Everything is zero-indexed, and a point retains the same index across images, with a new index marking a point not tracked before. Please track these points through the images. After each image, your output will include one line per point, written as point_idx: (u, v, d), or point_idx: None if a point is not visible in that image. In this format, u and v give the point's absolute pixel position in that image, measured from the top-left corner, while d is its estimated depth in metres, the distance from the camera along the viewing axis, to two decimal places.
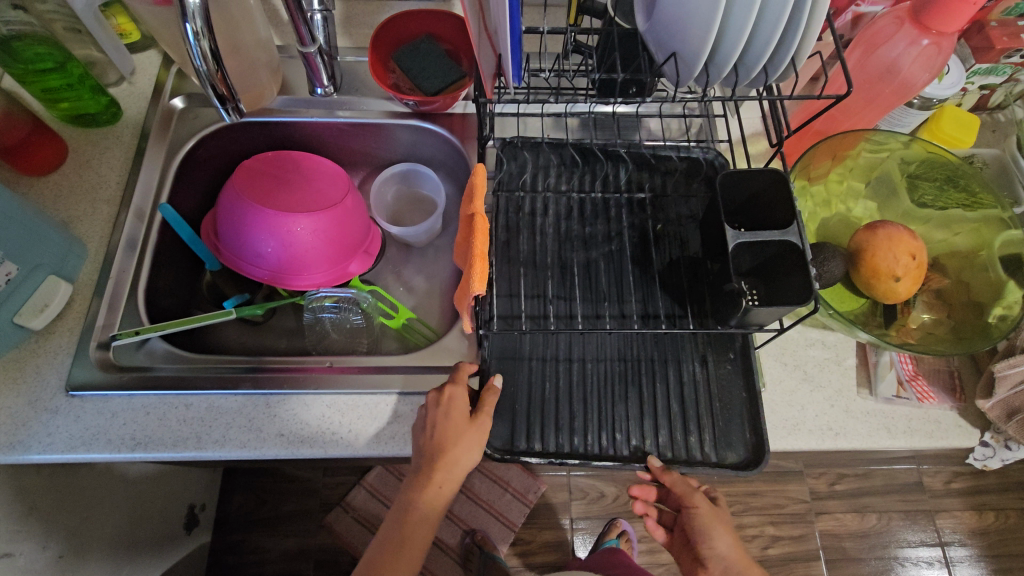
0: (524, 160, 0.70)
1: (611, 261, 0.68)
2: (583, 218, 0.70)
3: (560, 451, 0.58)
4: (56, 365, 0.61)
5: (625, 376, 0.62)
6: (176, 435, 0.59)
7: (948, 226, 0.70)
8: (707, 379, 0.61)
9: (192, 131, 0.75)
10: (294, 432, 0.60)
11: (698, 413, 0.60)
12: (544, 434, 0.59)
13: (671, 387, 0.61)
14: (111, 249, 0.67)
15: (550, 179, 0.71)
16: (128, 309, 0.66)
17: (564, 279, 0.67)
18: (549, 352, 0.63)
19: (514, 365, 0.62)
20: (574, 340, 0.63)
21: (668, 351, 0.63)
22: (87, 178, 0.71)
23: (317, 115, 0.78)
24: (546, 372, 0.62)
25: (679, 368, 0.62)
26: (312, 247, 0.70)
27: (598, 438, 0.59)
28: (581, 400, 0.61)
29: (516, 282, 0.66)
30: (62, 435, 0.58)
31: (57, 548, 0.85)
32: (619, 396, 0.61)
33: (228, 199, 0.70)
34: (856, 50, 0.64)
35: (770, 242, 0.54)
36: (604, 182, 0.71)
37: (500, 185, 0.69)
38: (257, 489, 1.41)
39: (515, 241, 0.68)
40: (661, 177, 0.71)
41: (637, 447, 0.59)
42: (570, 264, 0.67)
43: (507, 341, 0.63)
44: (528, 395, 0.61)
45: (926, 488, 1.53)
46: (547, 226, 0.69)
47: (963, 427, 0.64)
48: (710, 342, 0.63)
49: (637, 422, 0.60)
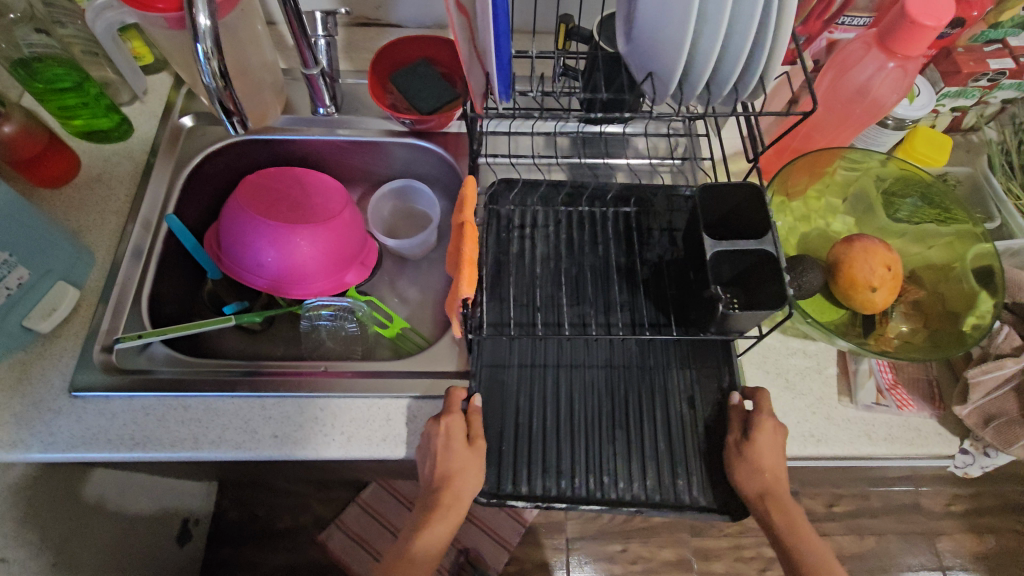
0: (512, 199, 0.72)
1: (600, 279, 0.70)
2: (572, 254, 0.71)
3: (547, 494, 0.59)
4: (60, 367, 0.63)
5: (614, 415, 0.63)
6: (174, 435, 0.61)
7: (921, 240, 0.73)
8: (694, 420, 0.63)
9: (199, 147, 0.79)
10: (289, 433, 0.62)
11: (686, 455, 0.62)
12: (532, 476, 0.60)
13: (659, 427, 0.63)
14: (117, 258, 0.70)
15: (541, 215, 0.73)
16: (132, 315, 0.68)
17: (553, 315, 0.67)
18: (537, 388, 0.64)
19: (502, 401, 0.63)
20: (562, 377, 0.65)
21: (656, 389, 0.65)
22: (98, 190, 0.74)
23: (318, 133, 0.81)
24: (534, 409, 0.63)
25: (667, 407, 0.64)
26: (310, 258, 0.74)
27: (587, 481, 0.60)
28: (569, 439, 0.62)
29: (506, 291, 0.68)
30: (63, 435, 0.60)
31: (50, 555, 0.86)
32: (607, 436, 0.62)
33: (232, 211, 0.74)
34: (828, 73, 0.67)
35: (748, 251, 0.57)
36: (594, 218, 0.73)
37: (491, 226, 0.71)
38: (249, 505, 1.42)
39: (504, 277, 0.69)
40: (653, 214, 0.73)
41: (626, 491, 0.60)
42: (558, 300, 0.68)
43: (498, 349, 0.65)
44: (515, 434, 0.62)
45: (924, 510, 1.55)
46: (537, 262, 0.70)
47: (943, 435, 0.65)
48: (698, 381, 0.65)
49: (624, 463, 0.61)
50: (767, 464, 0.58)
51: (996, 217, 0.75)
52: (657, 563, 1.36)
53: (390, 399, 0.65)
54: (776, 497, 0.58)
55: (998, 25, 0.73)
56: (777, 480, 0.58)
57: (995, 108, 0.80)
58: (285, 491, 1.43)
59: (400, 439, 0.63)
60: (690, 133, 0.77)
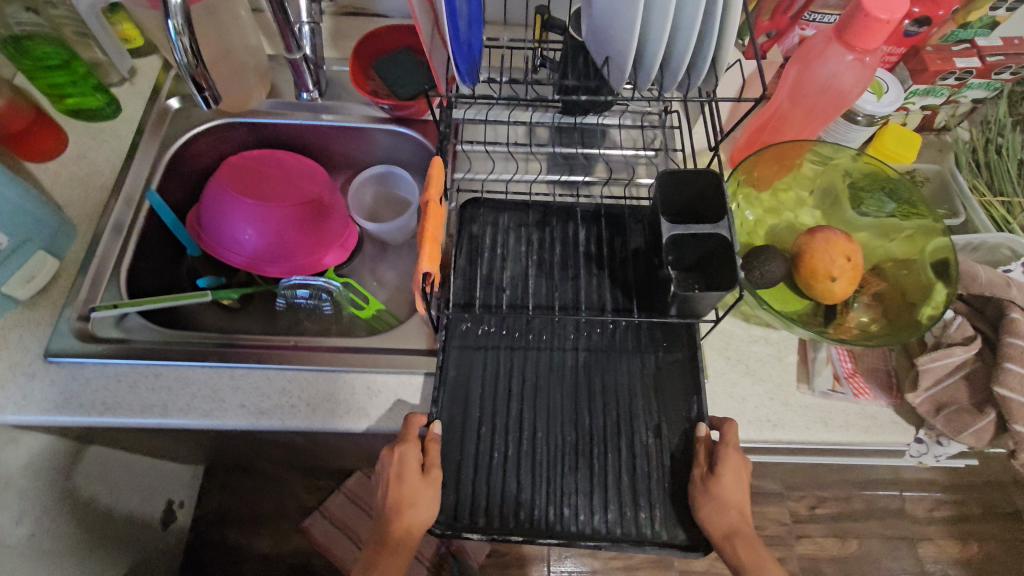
0: (484, 220, 0.72)
1: (569, 293, 0.69)
2: (541, 277, 0.69)
3: (504, 527, 0.57)
4: (37, 334, 0.65)
5: (577, 446, 0.61)
6: (144, 402, 0.63)
7: (885, 234, 0.74)
8: (660, 450, 0.61)
9: (184, 128, 0.81)
10: (256, 403, 0.64)
11: (650, 487, 0.59)
12: (490, 506, 0.58)
13: (623, 456, 0.61)
14: (99, 230, 0.72)
15: (512, 237, 0.72)
16: (110, 286, 0.70)
17: (518, 343, 0.66)
18: (500, 417, 0.62)
19: (463, 431, 0.61)
20: (525, 406, 0.63)
21: (622, 418, 0.63)
22: (83, 166, 0.76)
23: (302, 117, 0.84)
24: (496, 439, 0.61)
25: (632, 437, 0.62)
26: (288, 236, 0.77)
27: (547, 514, 0.58)
28: (530, 469, 0.60)
29: (476, 267, 0.69)
30: (37, 398, 0.62)
31: (29, 523, 0.88)
32: (569, 466, 0.60)
33: (212, 189, 0.76)
34: (794, 67, 0.68)
35: (703, 236, 0.58)
36: (564, 241, 0.72)
37: (461, 246, 0.70)
38: (233, 490, 1.43)
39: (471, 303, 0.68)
40: (623, 239, 0.72)
41: (587, 524, 0.57)
42: (525, 325, 0.67)
43: (470, 333, 0.66)
44: (474, 463, 0.59)
45: (908, 515, 1.55)
46: (504, 286, 0.68)
47: (898, 423, 0.67)
48: (666, 411, 0.63)
49: (586, 496, 0.58)
50: (733, 499, 0.56)
51: (960, 213, 0.76)
52: (637, 559, 1.37)
53: (355, 373, 0.66)
54: (740, 535, 0.56)
55: (967, 26, 0.74)
56: (743, 518, 0.56)
57: (967, 108, 0.81)
58: (270, 477, 1.45)
59: (364, 412, 0.65)
60: (663, 125, 0.78)
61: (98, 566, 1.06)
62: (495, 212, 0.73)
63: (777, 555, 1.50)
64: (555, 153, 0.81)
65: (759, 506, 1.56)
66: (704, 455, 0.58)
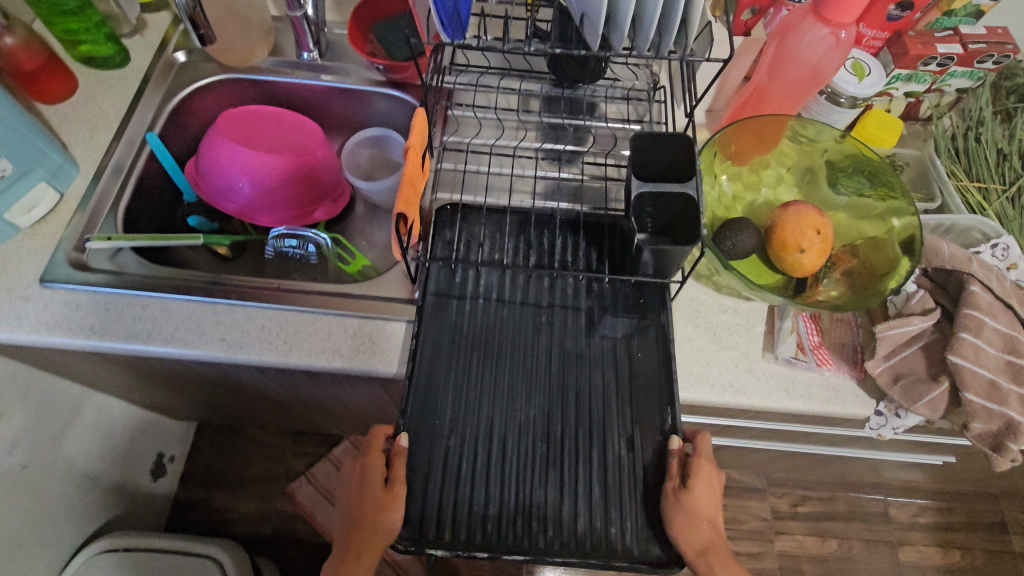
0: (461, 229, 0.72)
1: (546, 301, 0.69)
2: (518, 286, 0.69)
3: (471, 541, 0.56)
4: (35, 261, 0.69)
5: (548, 457, 0.60)
6: (129, 329, 0.66)
7: (858, 213, 0.75)
8: (632, 462, 0.60)
9: (189, 81, 0.85)
10: (235, 337, 0.67)
11: (621, 499, 0.59)
12: (457, 520, 0.57)
13: (595, 469, 0.60)
14: (100, 169, 0.75)
15: (493, 245, 0.71)
16: (106, 220, 0.74)
17: (491, 351, 0.65)
18: (469, 429, 0.61)
19: (432, 443, 0.60)
20: (495, 417, 0.62)
21: (594, 429, 0.62)
22: (90, 109, 0.80)
23: (302, 76, 0.87)
24: (464, 451, 0.60)
25: (604, 449, 0.61)
26: (280, 186, 0.80)
27: (515, 527, 0.57)
28: (499, 480, 0.59)
29: (453, 273, 0.69)
30: (30, 319, 0.66)
31: (20, 455, 0.92)
32: (539, 478, 0.59)
33: (211, 138, 0.80)
34: (772, 44, 0.70)
35: (672, 195, 0.59)
36: (543, 249, 0.71)
37: (436, 253, 0.70)
38: (223, 450, 1.46)
39: (446, 311, 0.67)
40: (607, 243, 0.71)
41: (555, 539, 0.56)
42: (499, 333, 0.66)
43: (441, 342, 0.65)
44: (442, 475, 0.59)
45: (891, 520, 1.55)
46: (479, 295, 0.68)
47: (860, 397, 0.68)
48: (639, 422, 0.62)
49: (555, 508, 0.58)
50: (703, 513, 0.57)
51: (937, 197, 0.77)
52: None
53: (333, 317, 0.69)
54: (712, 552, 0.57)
55: (952, 13, 0.76)
56: (713, 530, 0.57)
57: (952, 97, 0.82)
58: (260, 441, 1.47)
59: (338, 352, 0.67)
60: (651, 99, 0.82)
61: (88, 505, 1.09)
62: (474, 219, 0.73)
63: (755, 550, 1.50)
64: (544, 122, 0.83)
65: (739, 500, 1.55)
66: (675, 467, 0.59)
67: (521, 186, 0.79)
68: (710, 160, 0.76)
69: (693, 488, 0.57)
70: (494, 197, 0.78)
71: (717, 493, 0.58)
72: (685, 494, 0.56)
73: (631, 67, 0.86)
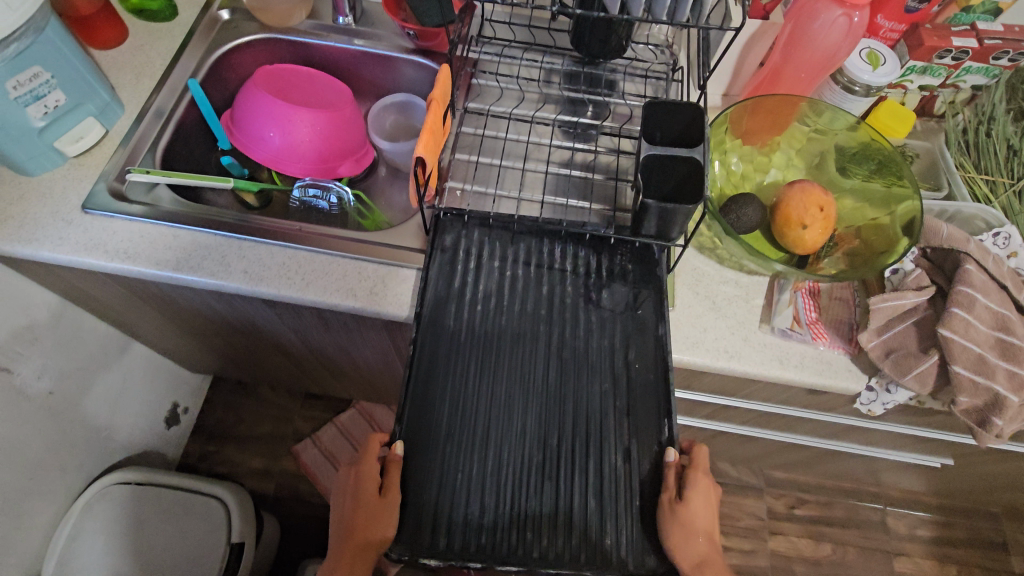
0: (459, 233, 0.69)
1: (548, 305, 0.66)
2: (517, 292, 0.66)
3: (464, 552, 0.54)
4: (78, 189, 0.74)
5: (544, 467, 0.58)
6: (160, 257, 0.71)
7: (863, 197, 0.77)
8: (629, 473, 0.58)
9: (230, 38, 0.90)
10: (257, 271, 0.71)
11: (617, 510, 0.57)
12: (451, 529, 0.55)
13: (590, 479, 0.58)
14: (143, 112, 0.81)
15: (493, 252, 0.68)
16: (145, 157, 0.78)
17: (488, 358, 0.63)
18: (465, 438, 0.59)
19: (428, 451, 0.58)
20: (491, 425, 0.59)
21: (592, 439, 0.60)
22: (139, 58, 0.85)
23: (336, 39, 0.91)
24: (459, 461, 0.58)
25: (601, 459, 0.59)
26: (309, 140, 0.84)
27: (508, 537, 0.55)
28: (493, 490, 0.57)
29: (453, 277, 0.66)
30: (70, 240, 0.70)
31: (48, 383, 0.97)
32: (534, 487, 0.57)
33: (247, 90, 0.85)
34: (788, 24, 0.73)
35: (677, 158, 0.62)
36: (540, 260, 0.68)
37: (432, 259, 0.67)
38: (233, 407, 1.50)
39: (443, 319, 0.64)
40: (605, 257, 0.69)
41: (549, 549, 0.55)
42: (497, 338, 0.64)
43: (438, 345, 0.63)
44: (438, 484, 0.57)
45: (889, 530, 1.53)
46: (478, 299, 0.66)
47: (852, 371, 0.69)
48: (636, 433, 0.60)
49: (550, 519, 0.56)
50: (698, 526, 0.55)
51: (943, 187, 0.79)
52: None
53: (349, 260, 0.73)
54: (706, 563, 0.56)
55: (970, 9, 0.79)
56: (706, 541, 0.57)
57: (966, 94, 0.84)
58: (270, 402, 1.51)
59: (351, 292, 0.71)
60: (670, 78, 0.85)
61: (106, 441, 1.14)
62: (472, 225, 0.70)
63: (749, 547, 1.49)
64: (564, 95, 0.86)
65: (736, 497, 1.54)
66: (672, 483, 0.56)
67: (535, 153, 0.82)
68: (721, 135, 0.79)
69: (687, 499, 0.56)
70: (509, 161, 0.81)
71: (710, 503, 0.58)
72: (679, 506, 0.56)
73: (652, 48, 0.90)
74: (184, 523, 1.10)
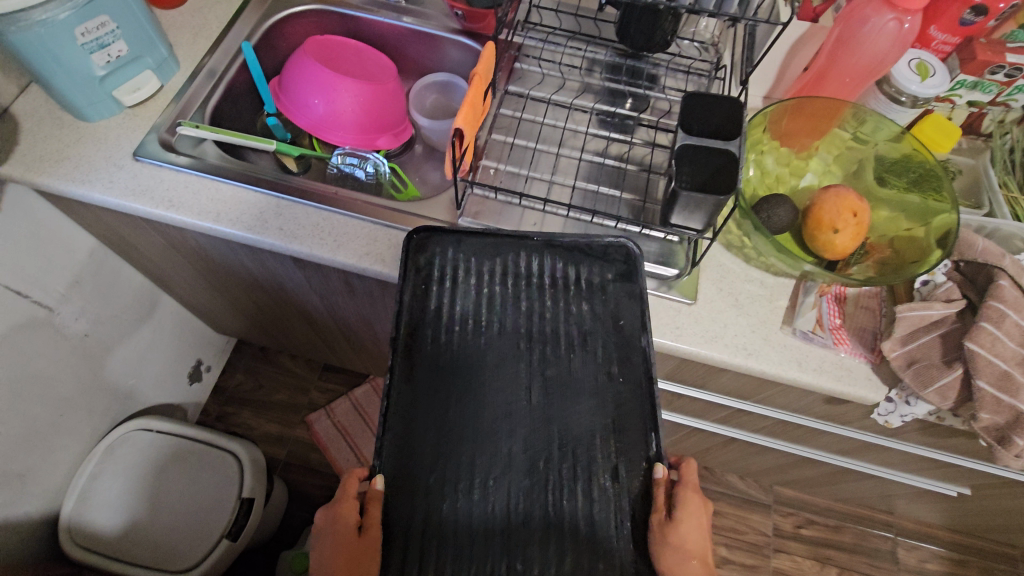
0: (437, 253, 0.66)
1: (533, 325, 0.63)
2: (498, 311, 0.64)
3: None
4: (131, 137, 0.77)
5: (532, 492, 0.55)
6: (202, 209, 0.73)
7: (901, 208, 0.75)
8: (619, 495, 0.55)
9: (285, 7, 0.93)
10: (291, 229, 0.73)
11: (609, 533, 0.54)
12: (438, 562, 0.52)
13: (580, 504, 0.55)
14: (196, 72, 0.84)
15: (471, 272, 0.65)
16: (195, 114, 0.82)
17: (470, 381, 0.60)
18: (448, 466, 0.56)
19: (412, 481, 0.55)
20: (475, 451, 0.57)
21: (579, 464, 0.56)
22: (198, 21, 0.89)
23: (386, 15, 0.93)
24: (443, 489, 0.55)
25: (589, 483, 0.56)
26: (351, 110, 0.86)
27: (496, 567, 0.52)
28: (480, 519, 0.54)
29: (432, 301, 0.63)
30: (120, 184, 0.74)
31: (85, 328, 1.02)
32: (521, 514, 0.54)
33: (297, 57, 0.87)
34: (836, 27, 0.73)
35: (714, 150, 0.62)
36: (516, 273, 0.65)
37: (407, 282, 0.63)
38: (254, 372, 1.54)
39: (421, 341, 0.61)
40: (584, 267, 0.66)
41: None
42: (478, 360, 0.61)
43: (422, 371, 0.60)
44: (425, 515, 0.54)
45: (898, 561, 1.49)
46: (456, 322, 0.63)
47: (872, 380, 0.68)
48: (624, 451, 0.57)
49: (541, 548, 0.53)
50: (693, 549, 0.53)
51: (984, 206, 0.78)
52: None
53: (374, 227, 0.74)
54: None
55: None
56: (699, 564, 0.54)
57: (1018, 113, 0.82)
58: (289, 370, 1.55)
59: (380, 257, 0.72)
60: (711, 75, 0.86)
61: (132, 390, 1.18)
62: (451, 243, 0.66)
63: (751, 563, 1.46)
64: (603, 86, 0.87)
65: (743, 511, 1.52)
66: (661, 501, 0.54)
67: (571, 140, 0.83)
68: (757, 135, 0.79)
69: (678, 518, 0.54)
70: (544, 146, 0.82)
71: (702, 526, 0.56)
72: (670, 526, 0.53)
73: (697, 46, 0.90)
74: (198, 475, 1.14)
